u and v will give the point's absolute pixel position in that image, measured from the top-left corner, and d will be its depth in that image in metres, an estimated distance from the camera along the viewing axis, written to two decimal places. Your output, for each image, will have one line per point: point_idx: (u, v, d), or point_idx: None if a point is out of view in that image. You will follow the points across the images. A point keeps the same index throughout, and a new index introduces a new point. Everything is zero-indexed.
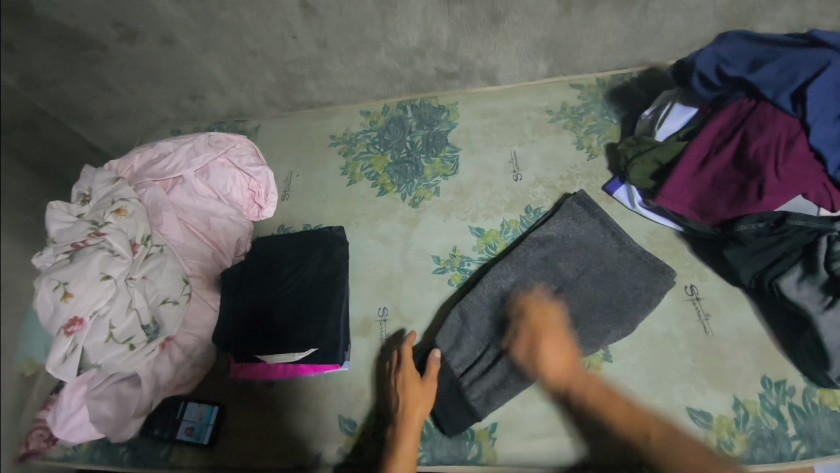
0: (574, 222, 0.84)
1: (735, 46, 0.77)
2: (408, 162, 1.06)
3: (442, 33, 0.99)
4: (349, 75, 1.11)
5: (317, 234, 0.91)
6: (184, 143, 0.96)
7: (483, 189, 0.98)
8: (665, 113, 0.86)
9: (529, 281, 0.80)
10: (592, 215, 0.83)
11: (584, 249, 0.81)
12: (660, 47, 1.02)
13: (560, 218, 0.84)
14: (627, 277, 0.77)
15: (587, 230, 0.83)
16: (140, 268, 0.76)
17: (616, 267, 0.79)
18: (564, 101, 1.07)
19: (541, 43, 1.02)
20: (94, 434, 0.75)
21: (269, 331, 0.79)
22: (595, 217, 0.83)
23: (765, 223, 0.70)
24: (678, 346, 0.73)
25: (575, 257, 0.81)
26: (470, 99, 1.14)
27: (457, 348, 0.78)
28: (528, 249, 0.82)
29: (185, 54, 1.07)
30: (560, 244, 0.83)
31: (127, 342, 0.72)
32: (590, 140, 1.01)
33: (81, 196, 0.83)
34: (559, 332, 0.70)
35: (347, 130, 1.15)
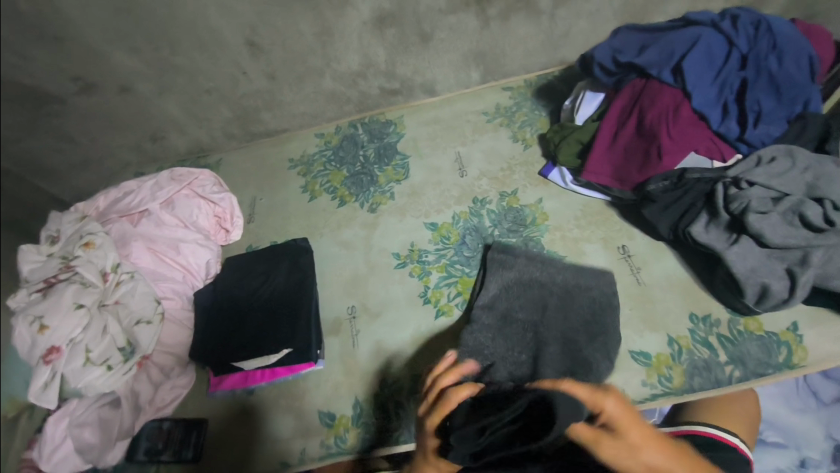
0: (503, 269, 0.84)
1: (624, 36, 0.90)
2: (363, 174, 1.14)
3: (379, 55, 1.10)
4: (300, 101, 1.20)
5: (280, 248, 0.96)
6: (147, 180, 1.03)
7: (433, 188, 1.06)
8: (580, 101, 0.98)
9: (507, 335, 0.78)
10: (516, 256, 0.86)
11: (525, 284, 0.82)
12: (573, 47, 1.15)
13: (492, 274, 0.84)
14: (580, 295, 0.80)
15: (518, 271, 0.84)
16: (113, 294, 0.82)
17: (566, 288, 0.81)
18: (498, 102, 1.19)
19: (470, 54, 1.14)
20: (78, 467, 0.76)
21: (249, 340, 0.83)
22: (519, 257, 0.86)
23: (669, 181, 0.81)
24: (617, 298, 0.82)
25: (528, 301, 0.81)
26: (414, 111, 1.24)
27: None
28: (481, 317, 0.80)
29: (143, 100, 1.14)
30: (506, 291, 0.83)
31: (104, 364, 0.76)
32: (524, 133, 1.11)
33: (51, 237, 0.88)
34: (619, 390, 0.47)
35: (305, 152, 1.23)
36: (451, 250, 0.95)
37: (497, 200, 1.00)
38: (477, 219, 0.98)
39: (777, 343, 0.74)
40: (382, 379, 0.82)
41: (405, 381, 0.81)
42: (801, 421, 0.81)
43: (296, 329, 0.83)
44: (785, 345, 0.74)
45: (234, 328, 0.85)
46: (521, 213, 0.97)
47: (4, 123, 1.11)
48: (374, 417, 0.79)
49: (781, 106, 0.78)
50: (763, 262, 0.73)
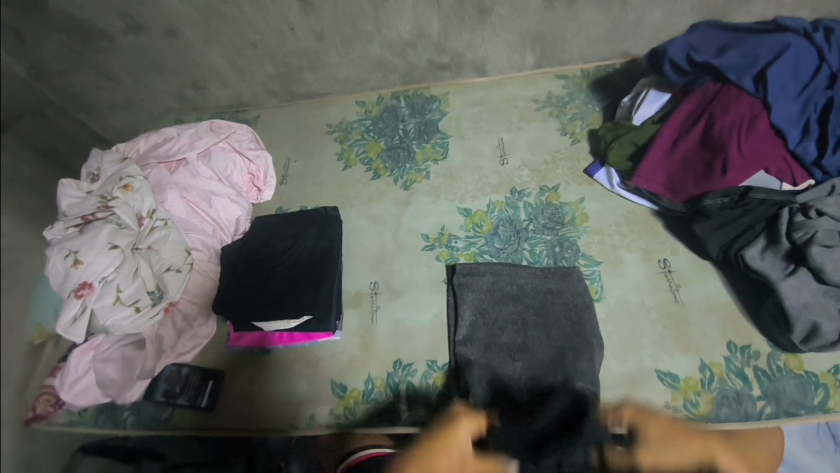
0: (482, 318, 0.80)
1: (704, 35, 0.83)
2: (401, 148, 1.11)
3: (432, 26, 1.05)
4: (346, 66, 1.17)
5: (307, 215, 0.96)
6: (187, 128, 1.03)
7: (471, 173, 1.03)
8: (641, 99, 0.92)
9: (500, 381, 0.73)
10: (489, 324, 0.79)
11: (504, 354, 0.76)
12: (640, 39, 1.08)
13: (469, 298, 0.82)
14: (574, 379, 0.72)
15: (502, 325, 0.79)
16: (146, 239, 0.83)
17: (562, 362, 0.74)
18: (550, 91, 1.13)
19: (527, 35, 1.07)
20: (99, 399, 0.81)
21: (270, 302, 0.83)
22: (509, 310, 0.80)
23: (729, 198, 0.76)
24: (650, 314, 0.79)
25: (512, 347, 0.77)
26: (461, 90, 1.19)
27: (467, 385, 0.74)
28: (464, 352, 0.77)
29: (189, 46, 1.12)
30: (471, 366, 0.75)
31: (133, 305, 0.78)
32: (573, 126, 1.06)
33: (91, 175, 0.89)
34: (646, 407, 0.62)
35: (343, 119, 1.20)
36: (482, 240, 0.92)
37: (537, 193, 0.97)
38: (513, 210, 0.95)
39: (815, 385, 0.70)
40: (396, 358, 0.81)
41: (420, 364, 0.80)
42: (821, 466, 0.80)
43: (319, 297, 0.83)
44: (823, 387, 0.70)
45: (257, 286, 0.86)
46: (560, 210, 0.93)
47: (52, 54, 1.11)
48: (384, 396, 0.79)
49: None
50: (817, 298, 0.68)
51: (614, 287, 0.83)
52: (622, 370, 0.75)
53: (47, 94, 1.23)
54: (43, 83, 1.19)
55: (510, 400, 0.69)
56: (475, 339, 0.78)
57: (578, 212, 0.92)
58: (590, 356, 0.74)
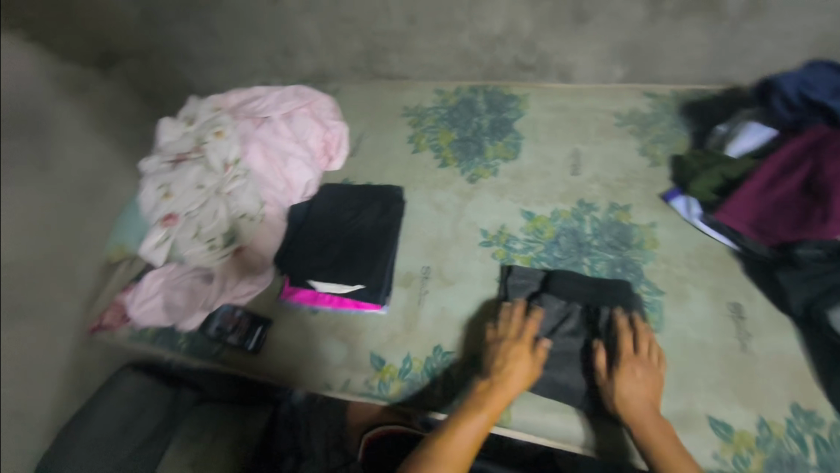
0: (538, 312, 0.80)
1: (823, 74, 0.78)
2: (472, 141, 1.11)
3: (525, 24, 1.04)
4: (431, 52, 1.17)
5: (374, 193, 0.97)
6: (274, 90, 1.08)
7: (539, 178, 1.02)
8: (740, 131, 0.88)
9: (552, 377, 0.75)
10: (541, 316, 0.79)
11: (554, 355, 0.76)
12: (743, 69, 1.02)
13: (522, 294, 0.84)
14: None
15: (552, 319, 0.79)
16: (228, 185, 0.89)
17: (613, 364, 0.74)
18: (636, 107, 1.08)
19: (622, 48, 1.04)
20: (160, 321, 0.87)
21: (329, 265, 0.86)
22: (560, 304, 0.80)
23: (824, 250, 0.72)
24: (710, 356, 0.76)
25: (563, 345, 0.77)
26: (542, 93, 1.17)
27: None
28: None
29: (287, 12, 1.17)
30: None
31: (208, 243, 0.85)
32: (656, 148, 1.01)
33: (187, 118, 0.96)
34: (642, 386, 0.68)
35: (419, 104, 1.22)
36: (541, 246, 0.91)
37: (606, 209, 0.94)
38: (578, 222, 0.93)
39: None
40: (437, 344, 0.82)
41: (460, 355, 0.81)
42: None
43: (373, 272, 0.85)
44: None
45: (317, 249, 0.89)
46: (629, 231, 0.91)
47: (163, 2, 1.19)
48: (420, 377, 0.80)
49: None
50: None
51: (676, 321, 0.80)
52: (672, 409, 0.73)
53: (154, 40, 1.31)
54: (151, 28, 1.28)
55: (566, 320, 0.79)
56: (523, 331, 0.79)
57: (649, 239, 0.89)
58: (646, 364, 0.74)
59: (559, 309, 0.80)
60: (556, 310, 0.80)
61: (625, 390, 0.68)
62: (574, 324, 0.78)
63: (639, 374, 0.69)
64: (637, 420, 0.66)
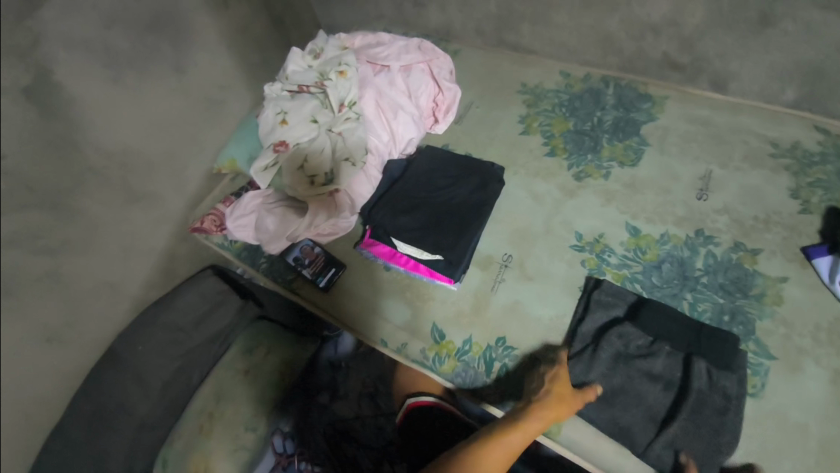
0: (618, 340, 0.74)
1: None
2: (588, 136, 1.02)
3: (693, 16, 0.91)
4: (570, 30, 1.08)
5: (472, 166, 0.93)
6: (399, 39, 1.06)
7: (656, 193, 0.91)
8: None
9: (613, 412, 0.70)
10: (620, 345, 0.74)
11: (623, 391, 0.71)
12: None
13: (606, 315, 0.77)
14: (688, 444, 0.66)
15: (633, 352, 0.73)
16: (340, 125, 0.90)
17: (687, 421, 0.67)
18: (798, 140, 0.92)
19: (804, 66, 0.88)
20: (249, 238, 0.92)
21: (413, 228, 0.85)
22: (647, 340, 0.74)
23: None
24: (807, 442, 0.67)
25: (636, 384, 0.71)
26: (684, 99, 1.03)
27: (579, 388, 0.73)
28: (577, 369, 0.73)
29: None
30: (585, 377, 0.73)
31: (309, 177, 0.88)
32: (811, 193, 0.86)
33: (314, 51, 0.98)
34: None
35: (539, 84, 1.13)
36: (638, 267, 0.83)
37: (728, 247, 0.83)
38: (690, 253, 0.83)
39: None
40: (500, 336, 0.80)
41: (523, 353, 0.78)
42: None
43: (457, 246, 0.83)
44: None
45: (403, 208, 0.88)
46: (750, 278, 0.80)
47: None
48: (477, 362, 0.78)
49: None
50: None
51: (778, 393, 0.70)
52: None
53: None
54: None
55: (649, 358, 0.72)
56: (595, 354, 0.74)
57: (771, 292, 0.78)
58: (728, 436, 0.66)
59: (641, 345, 0.74)
60: (637, 344, 0.74)
61: None
62: (657, 366, 0.72)
63: None
64: None
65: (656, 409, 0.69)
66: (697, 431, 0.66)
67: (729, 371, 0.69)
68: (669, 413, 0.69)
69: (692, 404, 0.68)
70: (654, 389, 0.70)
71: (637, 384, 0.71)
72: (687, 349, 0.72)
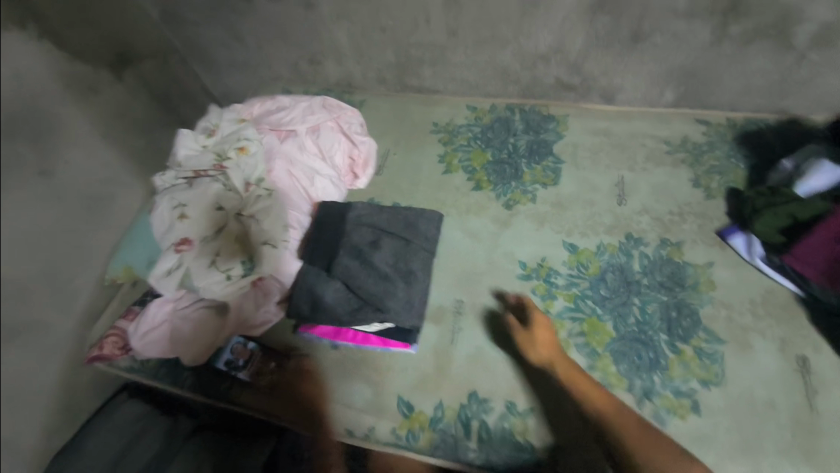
0: (410, 306, 0.78)
1: None
2: (507, 164, 1.04)
3: (575, 42, 0.98)
4: (468, 67, 1.11)
5: (349, 208, 0.86)
6: (301, 101, 1.02)
7: (582, 207, 0.94)
8: (809, 168, 0.81)
9: (398, 262, 0.82)
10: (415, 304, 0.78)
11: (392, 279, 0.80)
12: (805, 100, 0.96)
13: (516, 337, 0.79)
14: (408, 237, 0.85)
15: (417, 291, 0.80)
16: (251, 206, 0.81)
17: (389, 225, 0.86)
18: (686, 135, 1.02)
19: (677, 70, 0.98)
20: (165, 353, 0.79)
21: (340, 283, 0.79)
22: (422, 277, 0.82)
23: None
24: (778, 416, 0.68)
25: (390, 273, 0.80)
26: (582, 114, 1.10)
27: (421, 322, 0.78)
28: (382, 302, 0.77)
29: (320, 19, 1.11)
30: (382, 305, 0.77)
31: (226, 272, 0.78)
32: (710, 180, 0.94)
33: (208, 129, 0.91)
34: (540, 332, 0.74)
35: (451, 121, 1.15)
36: (585, 282, 0.83)
37: (656, 245, 0.87)
38: (626, 258, 0.86)
39: None
40: (472, 390, 0.75)
41: (498, 403, 0.73)
42: None
43: (391, 302, 0.77)
44: None
45: (308, 245, 0.84)
46: (682, 270, 0.83)
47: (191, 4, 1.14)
48: (454, 427, 0.72)
49: None
50: None
51: (738, 375, 0.72)
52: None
53: (175, 43, 1.28)
54: (174, 30, 1.24)
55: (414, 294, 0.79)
56: (405, 307, 0.77)
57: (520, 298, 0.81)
58: (429, 223, 0.87)
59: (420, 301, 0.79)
60: (351, 289, 0.79)
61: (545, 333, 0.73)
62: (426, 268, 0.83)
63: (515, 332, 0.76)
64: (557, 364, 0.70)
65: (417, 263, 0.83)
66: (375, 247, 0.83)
67: (388, 262, 0.82)
68: (389, 270, 0.80)
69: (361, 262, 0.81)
70: (410, 242, 0.84)
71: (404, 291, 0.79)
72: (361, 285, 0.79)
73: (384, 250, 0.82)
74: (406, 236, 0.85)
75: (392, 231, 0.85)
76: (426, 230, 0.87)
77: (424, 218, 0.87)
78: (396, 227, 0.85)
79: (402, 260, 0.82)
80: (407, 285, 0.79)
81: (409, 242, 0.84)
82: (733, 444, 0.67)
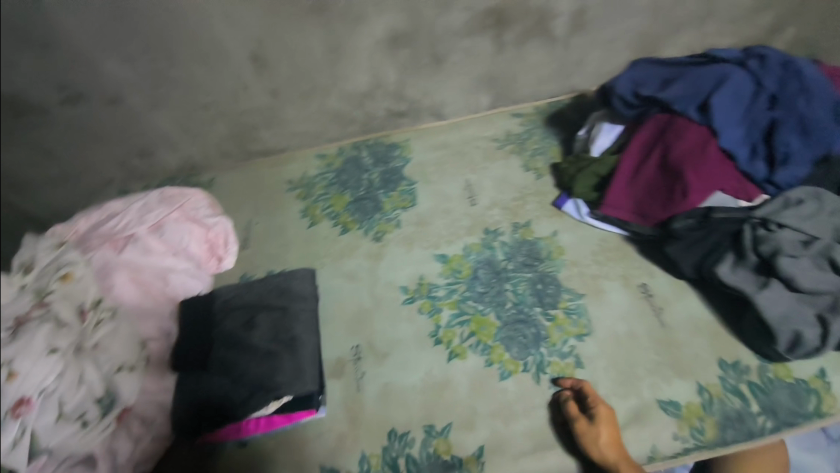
0: (299, 372, 0.75)
1: (647, 71, 0.91)
2: (367, 199, 1.08)
3: (389, 76, 1.05)
4: (302, 120, 1.12)
5: (214, 298, 0.84)
6: (133, 201, 0.94)
7: (442, 217, 1.02)
8: (597, 132, 0.97)
9: (279, 332, 0.79)
10: (310, 368, 0.76)
11: (277, 352, 0.76)
12: (586, 76, 1.14)
13: (419, 362, 0.82)
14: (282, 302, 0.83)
15: (308, 353, 0.78)
16: (92, 335, 0.70)
17: (258, 300, 0.84)
18: (508, 130, 1.15)
19: (482, 78, 1.10)
20: None
21: (222, 380, 0.75)
22: (312, 337, 0.80)
23: (693, 219, 0.80)
24: (641, 342, 0.80)
25: (270, 345, 0.77)
26: (420, 135, 1.19)
27: (318, 379, 0.76)
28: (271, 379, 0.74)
29: (132, 113, 1.01)
30: (270, 383, 0.74)
31: (79, 420, 0.66)
32: (536, 162, 1.08)
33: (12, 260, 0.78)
34: (611, 425, 0.70)
35: (305, 174, 1.16)
36: (463, 285, 0.90)
37: (510, 231, 0.97)
38: (490, 251, 0.94)
39: (807, 391, 0.73)
40: (390, 428, 0.75)
41: (417, 431, 0.75)
42: (810, 457, 0.82)
43: (280, 377, 0.74)
44: (814, 392, 0.73)
45: (178, 348, 0.79)
46: (536, 246, 0.94)
47: None
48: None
49: (810, 146, 0.79)
50: (794, 306, 0.72)
51: (601, 318, 0.83)
52: (626, 407, 0.74)
53: None
54: None
55: (307, 354, 0.77)
56: (296, 375, 0.75)
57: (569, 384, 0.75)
58: (303, 282, 0.86)
59: (313, 361, 0.77)
60: (236, 377, 0.75)
61: (604, 432, 0.68)
62: (309, 328, 0.81)
63: (585, 430, 0.69)
64: (620, 463, 0.67)
65: (303, 325, 0.80)
66: (248, 325, 0.80)
67: (269, 335, 0.79)
68: (271, 343, 0.77)
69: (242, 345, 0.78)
70: (286, 307, 0.82)
71: (292, 359, 0.76)
72: (245, 370, 0.75)
73: (262, 324, 0.79)
74: (282, 302, 0.83)
75: (265, 303, 0.83)
76: (299, 290, 0.85)
77: (297, 279, 0.87)
78: (270, 297, 0.84)
79: (283, 328, 0.79)
80: (293, 352, 0.77)
81: (285, 307, 0.82)
82: (609, 380, 0.77)
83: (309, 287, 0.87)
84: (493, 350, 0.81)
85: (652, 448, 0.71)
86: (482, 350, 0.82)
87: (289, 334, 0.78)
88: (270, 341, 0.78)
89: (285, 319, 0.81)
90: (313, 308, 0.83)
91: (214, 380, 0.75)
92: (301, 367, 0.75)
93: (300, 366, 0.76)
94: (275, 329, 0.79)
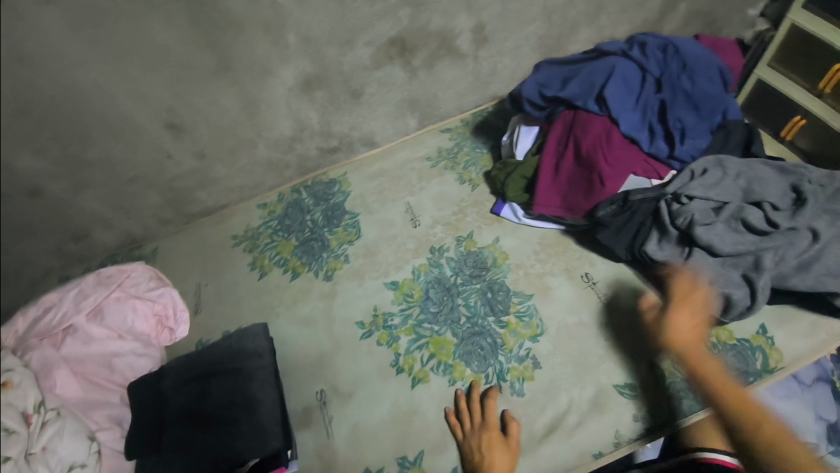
0: (261, 432, 0.75)
1: (548, 72, 0.96)
2: (314, 240, 1.08)
3: (311, 117, 1.06)
4: (236, 174, 1.12)
5: (162, 375, 0.83)
6: (69, 289, 0.91)
7: (388, 244, 1.03)
8: (516, 136, 1.01)
9: (235, 394, 0.79)
10: (271, 425, 0.76)
11: (236, 415, 0.76)
12: (503, 82, 1.18)
13: (384, 394, 0.82)
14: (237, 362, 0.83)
15: (268, 410, 0.77)
16: (38, 439, 0.68)
17: (212, 366, 0.83)
18: (439, 146, 1.18)
19: (404, 102, 1.12)
20: None
21: (181, 457, 0.74)
22: (270, 393, 0.79)
23: (616, 204, 0.84)
24: (591, 331, 0.82)
25: (229, 409, 0.77)
26: (357, 167, 1.19)
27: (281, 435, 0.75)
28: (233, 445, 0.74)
29: (56, 201, 0.98)
30: (234, 448, 0.74)
31: None
32: (469, 174, 1.11)
33: None
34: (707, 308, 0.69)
35: (248, 227, 1.15)
36: (416, 309, 0.91)
37: (455, 246, 0.98)
38: (438, 269, 0.95)
39: (751, 349, 0.77)
40: (365, 468, 0.77)
41: (391, 466, 0.76)
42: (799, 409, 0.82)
43: (240, 442, 0.74)
44: (759, 350, 0.77)
45: (133, 433, 0.78)
46: (481, 255, 0.95)
47: None
48: None
49: (703, 118, 0.85)
50: (719, 271, 0.77)
51: (551, 315, 0.85)
52: (584, 398, 0.77)
53: None
54: None
55: (267, 411, 0.77)
56: (258, 435, 0.75)
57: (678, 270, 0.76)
58: (256, 339, 0.85)
59: (274, 417, 0.77)
60: (199, 450, 0.74)
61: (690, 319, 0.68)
62: (267, 385, 0.80)
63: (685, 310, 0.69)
64: (693, 352, 0.65)
65: (260, 382, 0.80)
66: (204, 393, 0.80)
67: (226, 399, 0.78)
68: (230, 407, 0.77)
69: (202, 415, 0.77)
70: (241, 367, 0.81)
71: (252, 418, 0.76)
72: (207, 440, 0.75)
73: (217, 389, 0.79)
74: (235, 363, 0.82)
75: (218, 368, 0.82)
76: (253, 347, 0.84)
77: (249, 337, 0.85)
78: (223, 361, 0.83)
79: (240, 390, 0.79)
80: (252, 412, 0.77)
81: (240, 366, 0.82)
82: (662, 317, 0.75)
83: (264, 342, 0.85)
84: (454, 368, 0.83)
85: (615, 435, 0.73)
86: (443, 371, 0.83)
87: (246, 393, 0.78)
88: (227, 406, 0.77)
89: (241, 380, 0.80)
90: (269, 362, 0.83)
91: (176, 456, 0.75)
92: (261, 427, 0.75)
93: (263, 424, 0.76)
94: (232, 392, 0.79)
